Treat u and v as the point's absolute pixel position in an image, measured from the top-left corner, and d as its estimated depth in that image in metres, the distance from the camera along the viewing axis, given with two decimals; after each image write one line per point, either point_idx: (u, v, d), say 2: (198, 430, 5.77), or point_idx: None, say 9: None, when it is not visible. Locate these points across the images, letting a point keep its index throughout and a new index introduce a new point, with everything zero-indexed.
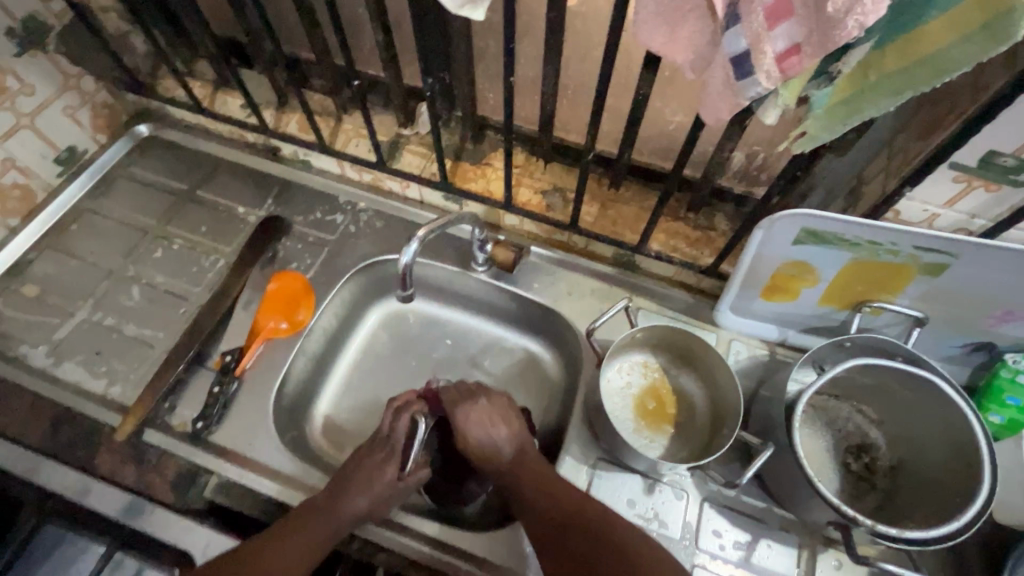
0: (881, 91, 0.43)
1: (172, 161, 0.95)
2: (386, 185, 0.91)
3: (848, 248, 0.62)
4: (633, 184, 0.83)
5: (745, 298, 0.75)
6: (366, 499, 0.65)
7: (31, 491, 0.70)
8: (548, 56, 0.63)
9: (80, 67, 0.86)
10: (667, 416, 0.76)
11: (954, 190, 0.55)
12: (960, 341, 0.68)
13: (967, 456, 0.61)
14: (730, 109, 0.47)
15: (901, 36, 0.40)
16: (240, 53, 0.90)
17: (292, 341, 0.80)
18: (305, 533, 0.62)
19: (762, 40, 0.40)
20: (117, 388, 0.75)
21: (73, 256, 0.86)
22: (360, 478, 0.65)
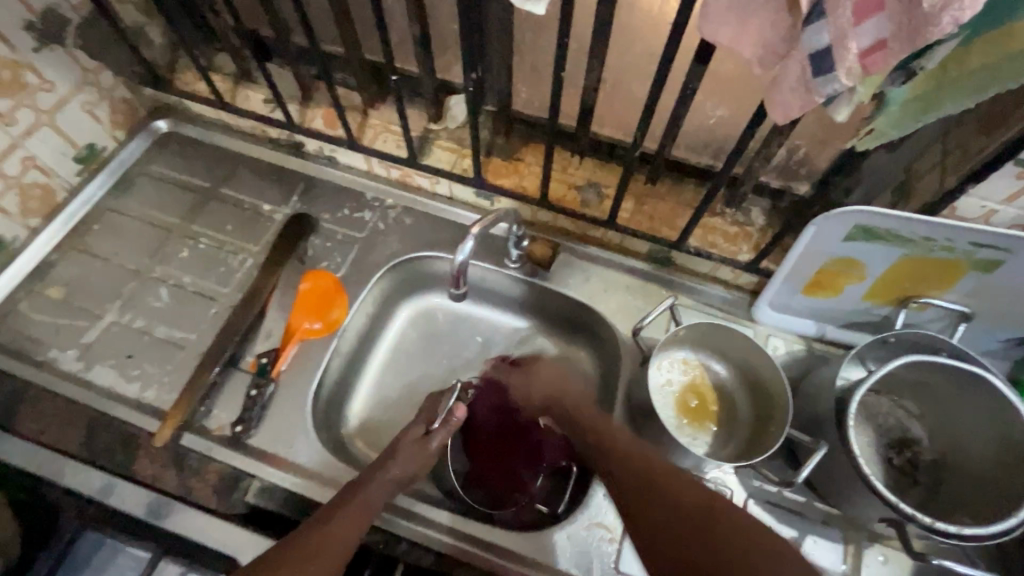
0: (962, 88, 0.42)
1: (194, 158, 0.93)
2: (414, 181, 0.89)
3: (901, 244, 0.61)
4: (669, 179, 0.82)
5: (787, 293, 0.74)
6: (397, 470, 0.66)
7: (70, 498, 0.69)
8: (597, 50, 0.62)
9: (99, 61, 0.83)
10: (709, 413, 0.76)
11: (1013, 186, 0.54)
12: (1003, 336, 0.68)
13: (1018, 451, 0.61)
14: (802, 106, 0.45)
15: (989, 32, 0.39)
16: (263, 46, 0.88)
17: (328, 341, 0.79)
18: (343, 510, 0.61)
19: (846, 37, 0.39)
20: (151, 392, 0.74)
21: (97, 256, 0.84)
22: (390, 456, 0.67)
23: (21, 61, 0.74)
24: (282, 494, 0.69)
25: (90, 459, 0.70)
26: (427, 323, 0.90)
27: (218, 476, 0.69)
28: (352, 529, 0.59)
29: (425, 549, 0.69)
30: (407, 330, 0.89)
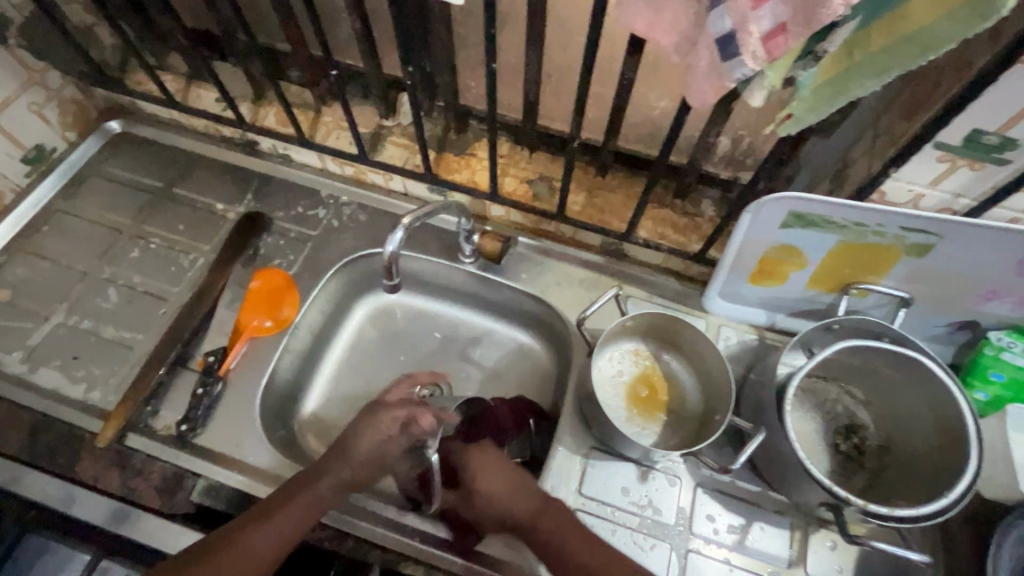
0: (866, 71, 0.42)
1: (147, 158, 0.93)
2: (368, 178, 0.89)
3: (835, 231, 0.62)
4: (619, 172, 0.82)
5: (733, 283, 0.75)
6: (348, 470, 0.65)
7: (12, 500, 0.68)
8: (531, 42, 0.62)
9: (44, 62, 0.83)
10: (660, 404, 0.76)
11: (938, 170, 0.55)
12: (945, 321, 0.69)
13: (953, 433, 0.62)
14: (717, 92, 0.46)
15: (884, 15, 0.39)
16: (213, 45, 0.87)
17: (277, 339, 0.78)
18: (281, 516, 0.60)
19: (747, 20, 0.40)
20: (97, 393, 0.73)
21: (46, 258, 0.83)
22: (374, 423, 0.68)
23: None
24: (228, 493, 0.69)
25: (33, 461, 0.69)
26: (381, 323, 0.89)
27: (163, 476, 0.69)
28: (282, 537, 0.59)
29: (372, 544, 0.68)
30: (363, 328, 0.89)
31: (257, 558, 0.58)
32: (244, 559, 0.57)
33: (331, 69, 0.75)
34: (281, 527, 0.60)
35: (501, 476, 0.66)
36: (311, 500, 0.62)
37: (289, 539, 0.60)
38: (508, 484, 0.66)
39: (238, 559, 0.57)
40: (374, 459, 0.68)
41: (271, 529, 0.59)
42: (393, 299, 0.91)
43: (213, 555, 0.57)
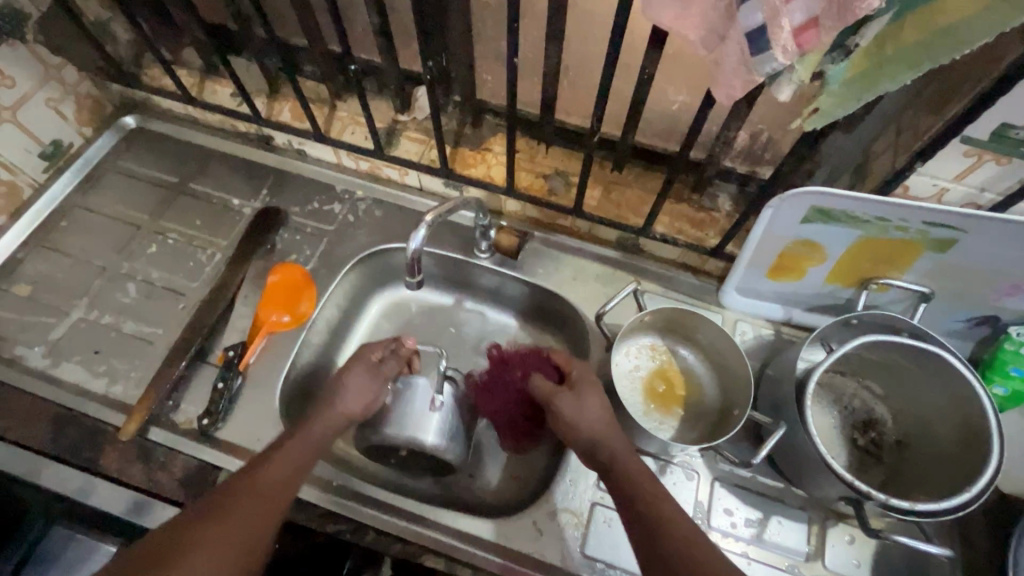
0: (898, 64, 0.42)
1: (162, 153, 0.93)
2: (384, 173, 0.89)
3: (857, 225, 0.62)
4: (636, 167, 0.82)
5: (751, 278, 0.75)
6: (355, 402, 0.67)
7: (37, 493, 0.69)
8: (552, 36, 0.61)
9: (61, 57, 0.83)
10: (677, 399, 0.76)
11: (963, 164, 0.54)
12: (964, 316, 0.69)
13: (973, 427, 0.62)
14: (745, 86, 0.45)
15: (919, 7, 0.39)
16: (228, 40, 0.87)
17: (296, 334, 0.79)
18: (291, 449, 0.61)
19: (779, 14, 0.39)
20: (119, 387, 0.74)
21: (65, 253, 0.84)
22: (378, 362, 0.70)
23: None
24: None
25: (57, 455, 0.70)
26: (396, 318, 0.90)
27: (185, 470, 0.69)
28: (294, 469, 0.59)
29: (391, 536, 0.69)
30: (379, 323, 0.89)
31: (267, 491, 0.57)
32: (258, 495, 0.56)
33: (348, 64, 0.75)
34: (285, 464, 0.59)
35: (598, 397, 0.65)
36: (302, 441, 0.62)
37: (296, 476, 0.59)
38: (599, 413, 0.63)
39: (256, 492, 0.56)
40: (368, 404, 0.68)
41: (274, 466, 0.59)
42: (407, 295, 0.91)
43: (228, 492, 0.55)
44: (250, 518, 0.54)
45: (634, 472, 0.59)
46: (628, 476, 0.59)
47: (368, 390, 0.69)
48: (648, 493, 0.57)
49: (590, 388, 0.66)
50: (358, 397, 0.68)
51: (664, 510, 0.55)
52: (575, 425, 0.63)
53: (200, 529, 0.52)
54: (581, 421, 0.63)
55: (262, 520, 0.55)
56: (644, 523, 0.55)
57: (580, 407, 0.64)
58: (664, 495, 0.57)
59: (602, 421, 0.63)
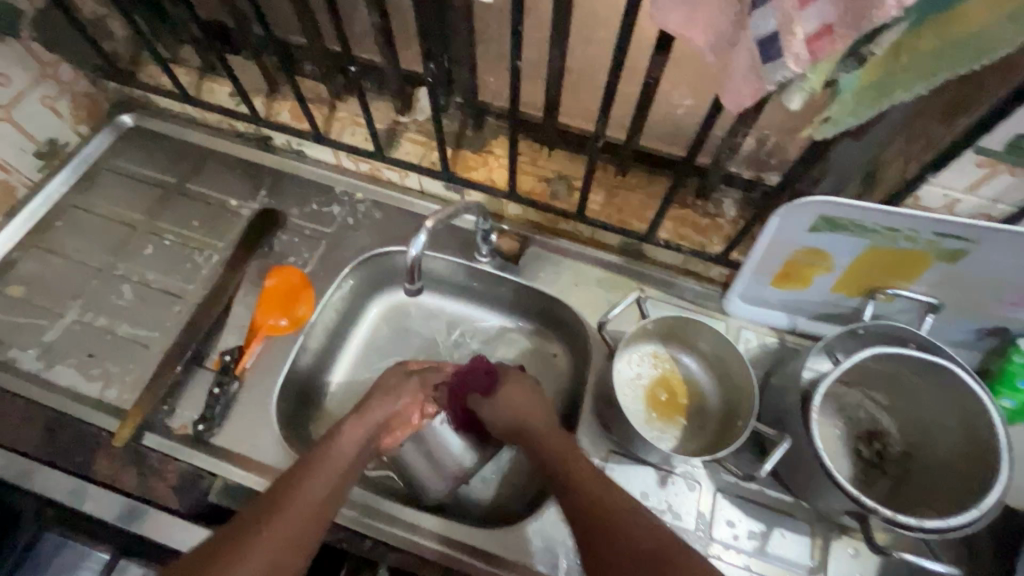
0: (913, 74, 0.41)
1: (159, 152, 0.92)
2: (383, 174, 0.88)
3: (865, 235, 0.61)
4: (640, 171, 0.81)
5: (756, 286, 0.74)
6: (390, 406, 0.67)
7: (29, 498, 0.68)
8: (555, 39, 0.60)
9: (56, 55, 0.81)
10: (679, 407, 0.75)
11: (976, 174, 0.53)
12: (972, 327, 0.68)
13: (980, 441, 0.60)
14: (753, 95, 0.44)
15: (938, 16, 0.38)
16: (226, 38, 0.86)
17: (293, 338, 0.78)
18: (330, 461, 0.60)
19: (792, 20, 0.38)
20: (113, 391, 0.73)
21: (60, 254, 0.83)
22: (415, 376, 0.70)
23: None
24: (245, 493, 0.68)
25: (50, 459, 0.69)
26: (393, 323, 0.88)
27: (180, 476, 0.68)
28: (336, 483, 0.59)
29: (388, 545, 0.68)
30: (377, 327, 0.88)
31: (314, 506, 0.56)
32: (298, 514, 0.55)
33: (348, 65, 0.74)
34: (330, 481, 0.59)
35: (518, 387, 0.68)
36: (347, 458, 0.62)
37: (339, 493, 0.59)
38: (528, 395, 0.68)
39: (297, 508, 0.55)
40: (397, 416, 0.68)
41: (321, 482, 0.58)
42: (404, 299, 0.90)
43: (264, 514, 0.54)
44: (292, 532, 0.54)
45: (566, 451, 0.61)
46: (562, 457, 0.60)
47: (391, 417, 0.67)
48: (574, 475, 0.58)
49: (517, 384, 0.69)
50: (390, 409, 0.67)
51: (600, 491, 0.56)
52: (520, 413, 0.66)
53: (248, 537, 0.53)
54: (517, 402, 0.67)
55: (304, 537, 0.54)
56: (585, 501, 0.56)
57: (505, 395, 0.68)
58: (600, 480, 0.57)
59: (536, 404, 0.67)
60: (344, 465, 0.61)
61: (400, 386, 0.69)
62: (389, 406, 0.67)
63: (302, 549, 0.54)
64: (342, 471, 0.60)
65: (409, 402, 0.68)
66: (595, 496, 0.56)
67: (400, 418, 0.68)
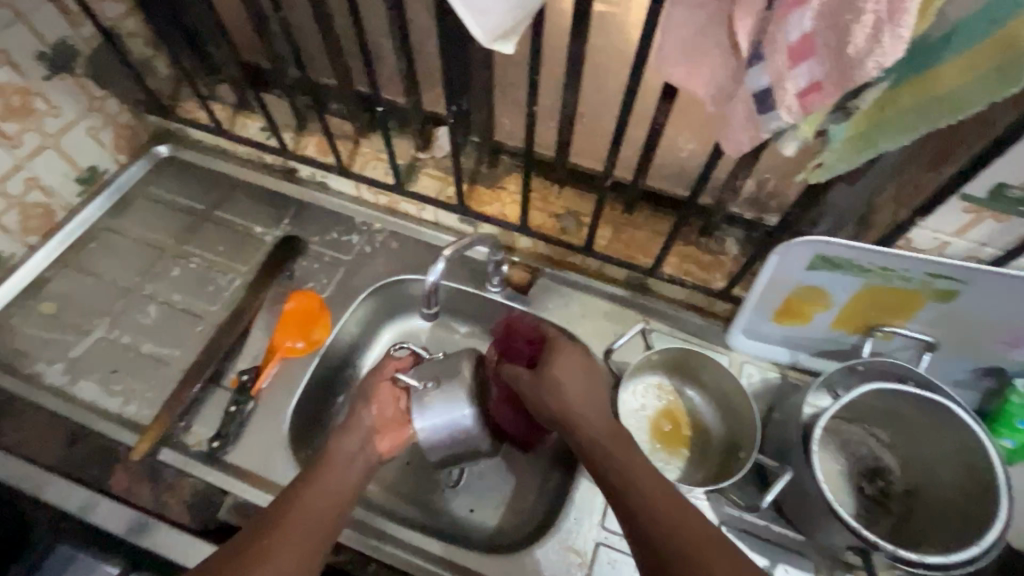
0: (896, 127, 0.44)
1: (191, 181, 0.97)
2: (401, 207, 0.92)
3: (861, 274, 0.63)
4: (645, 209, 0.85)
5: (758, 321, 0.76)
6: (373, 409, 0.70)
7: (44, 509, 0.70)
8: (569, 86, 0.65)
9: (105, 90, 0.88)
10: (682, 438, 0.76)
11: (962, 220, 0.56)
12: (969, 366, 0.70)
13: (980, 479, 0.62)
14: (752, 141, 0.48)
15: (916, 76, 0.41)
16: (261, 78, 0.92)
17: (308, 360, 0.80)
18: (334, 471, 0.63)
19: (784, 77, 0.42)
20: (133, 407, 0.76)
21: (92, 273, 0.87)
22: (378, 375, 0.72)
23: (29, 88, 0.78)
24: (256, 511, 0.70)
25: (68, 471, 0.71)
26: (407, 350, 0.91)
27: (192, 492, 0.70)
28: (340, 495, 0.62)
29: (393, 569, 0.69)
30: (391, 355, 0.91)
31: (323, 518, 0.59)
32: (308, 523, 0.58)
33: (375, 105, 0.79)
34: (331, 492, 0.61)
35: (575, 379, 0.65)
36: (342, 465, 0.64)
37: (338, 502, 0.61)
38: (570, 370, 0.66)
39: (305, 517, 0.58)
40: (376, 422, 0.69)
41: (318, 496, 0.60)
42: (417, 327, 0.92)
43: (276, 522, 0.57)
44: (303, 539, 0.57)
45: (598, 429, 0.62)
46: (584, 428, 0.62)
47: (376, 421, 0.69)
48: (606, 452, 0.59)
49: (574, 370, 0.66)
50: (369, 413, 0.69)
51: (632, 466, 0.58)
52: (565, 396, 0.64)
53: (262, 544, 0.56)
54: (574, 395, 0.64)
55: (316, 545, 0.57)
56: (636, 514, 0.54)
57: (557, 384, 0.65)
58: (644, 467, 0.58)
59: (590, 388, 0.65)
60: (343, 476, 0.63)
61: (375, 386, 0.71)
62: (368, 409, 0.69)
63: (315, 552, 0.57)
64: (340, 480, 0.63)
65: (387, 404, 0.70)
66: (642, 499, 0.55)
67: (382, 425, 0.69)
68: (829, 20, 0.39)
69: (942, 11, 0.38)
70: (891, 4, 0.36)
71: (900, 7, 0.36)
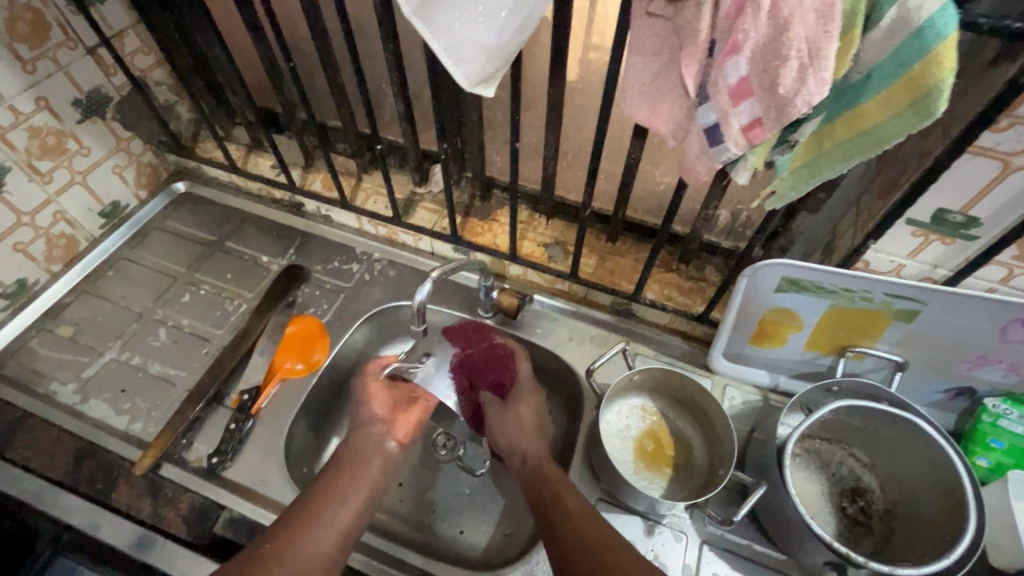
0: (834, 157, 0.50)
1: (205, 215, 1.04)
2: (400, 238, 0.98)
3: (826, 295, 0.67)
4: (629, 239, 0.90)
5: (736, 343, 0.79)
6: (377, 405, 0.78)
7: (48, 522, 0.73)
8: (550, 125, 0.71)
9: (131, 132, 0.96)
10: (666, 458, 0.78)
11: (913, 243, 0.61)
12: (941, 386, 0.72)
13: (953, 494, 0.63)
14: (706, 170, 0.54)
15: (845, 112, 0.47)
16: (273, 121, 1.00)
17: (307, 381, 0.84)
18: (344, 484, 0.68)
19: (728, 114, 0.48)
20: (139, 424, 0.79)
21: (107, 300, 0.93)
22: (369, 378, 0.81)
23: (63, 130, 0.86)
24: (249, 526, 0.72)
25: (74, 486, 0.74)
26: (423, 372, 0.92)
27: (190, 506, 0.73)
28: (354, 508, 0.66)
29: None
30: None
31: (337, 530, 0.63)
32: (318, 530, 0.61)
33: (376, 144, 0.86)
34: (345, 504, 0.65)
35: (530, 412, 0.77)
36: (354, 469, 0.70)
37: (355, 513, 0.65)
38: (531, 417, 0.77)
39: (316, 525, 0.62)
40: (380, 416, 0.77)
41: (334, 504, 0.65)
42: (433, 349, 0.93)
43: (287, 529, 0.61)
44: (317, 547, 0.60)
45: (554, 478, 0.68)
46: (541, 477, 0.69)
47: (382, 412, 0.78)
48: (560, 495, 0.65)
49: (530, 402, 0.79)
50: (373, 409, 0.78)
51: (574, 506, 0.64)
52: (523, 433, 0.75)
53: (274, 549, 0.59)
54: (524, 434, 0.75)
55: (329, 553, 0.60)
56: (568, 531, 0.61)
57: (517, 417, 0.77)
58: (577, 505, 0.64)
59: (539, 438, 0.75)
60: (353, 484, 0.68)
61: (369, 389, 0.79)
62: (371, 408, 0.78)
63: (328, 558, 0.60)
64: (351, 487, 0.68)
65: (383, 399, 0.79)
66: (574, 517, 0.62)
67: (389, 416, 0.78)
68: (761, 65, 0.44)
69: (858, 57, 0.44)
70: (810, 51, 0.42)
71: (818, 54, 0.42)
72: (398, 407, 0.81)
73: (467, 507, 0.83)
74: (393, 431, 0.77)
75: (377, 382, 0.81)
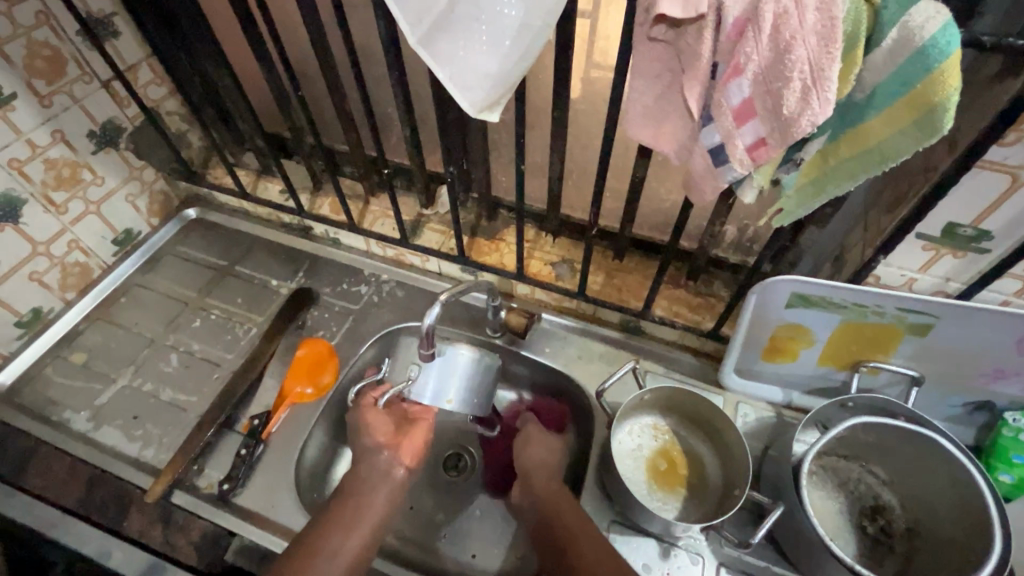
0: (841, 174, 0.50)
1: (215, 240, 1.05)
2: (407, 259, 0.99)
3: (837, 311, 0.66)
4: (635, 255, 0.90)
5: (747, 359, 0.79)
6: (371, 436, 0.76)
7: (60, 552, 0.72)
8: (555, 146, 0.71)
9: (144, 161, 0.98)
10: (680, 477, 0.77)
11: (924, 256, 0.60)
12: (959, 400, 0.71)
13: (976, 513, 0.62)
14: (713, 190, 0.54)
15: (850, 130, 0.47)
16: (282, 146, 1.02)
17: (317, 404, 0.84)
18: (342, 516, 0.66)
19: (733, 135, 0.48)
20: (151, 451, 0.80)
21: (121, 326, 0.94)
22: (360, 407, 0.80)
23: (78, 161, 0.88)
24: (261, 554, 0.72)
25: (86, 514, 0.74)
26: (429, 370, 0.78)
27: (201, 533, 0.72)
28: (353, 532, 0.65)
29: None
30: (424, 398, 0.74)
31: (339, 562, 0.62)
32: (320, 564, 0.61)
33: (382, 168, 0.87)
34: (351, 531, 0.65)
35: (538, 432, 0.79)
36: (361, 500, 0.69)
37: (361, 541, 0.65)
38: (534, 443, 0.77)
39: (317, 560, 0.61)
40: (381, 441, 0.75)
41: (335, 535, 0.64)
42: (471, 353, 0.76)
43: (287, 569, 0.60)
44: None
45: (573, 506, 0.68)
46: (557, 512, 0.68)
47: (384, 438, 0.76)
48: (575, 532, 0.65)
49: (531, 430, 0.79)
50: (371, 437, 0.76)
51: (585, 539, 0.63)
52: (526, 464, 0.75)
53: None
54: (534, 462, 0.75)
55: None
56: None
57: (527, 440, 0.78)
58: (589, 538, 0.63)
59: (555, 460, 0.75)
60: (357, 513, 0.67)
61: (365, 418, 0.78)
62: (370, 436, 0.76)
63: None
64: (354, 515, 0.67)
65: (380, 423, 0.78)
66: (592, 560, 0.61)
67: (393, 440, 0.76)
68: (764, 87, 0.44)
69: (861, 76, 0.44)
70: (813, 72, 0.42)
71: (821, 76, 0.42)
72: (401, 431, 0.78)
73: (479, 531, 0.82)
74: (399, 456, 0.75)
75: (373, 412, 0.78)
